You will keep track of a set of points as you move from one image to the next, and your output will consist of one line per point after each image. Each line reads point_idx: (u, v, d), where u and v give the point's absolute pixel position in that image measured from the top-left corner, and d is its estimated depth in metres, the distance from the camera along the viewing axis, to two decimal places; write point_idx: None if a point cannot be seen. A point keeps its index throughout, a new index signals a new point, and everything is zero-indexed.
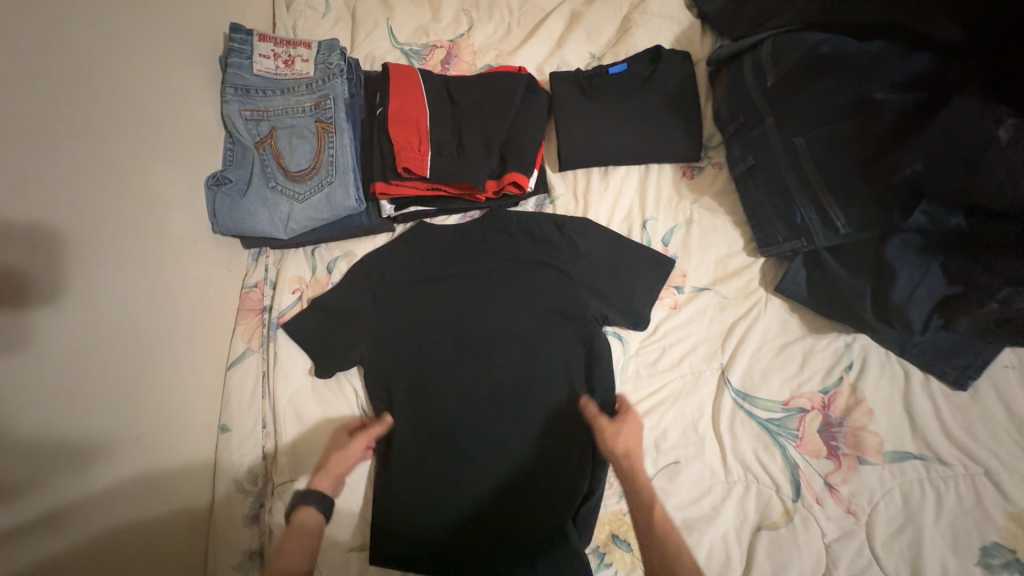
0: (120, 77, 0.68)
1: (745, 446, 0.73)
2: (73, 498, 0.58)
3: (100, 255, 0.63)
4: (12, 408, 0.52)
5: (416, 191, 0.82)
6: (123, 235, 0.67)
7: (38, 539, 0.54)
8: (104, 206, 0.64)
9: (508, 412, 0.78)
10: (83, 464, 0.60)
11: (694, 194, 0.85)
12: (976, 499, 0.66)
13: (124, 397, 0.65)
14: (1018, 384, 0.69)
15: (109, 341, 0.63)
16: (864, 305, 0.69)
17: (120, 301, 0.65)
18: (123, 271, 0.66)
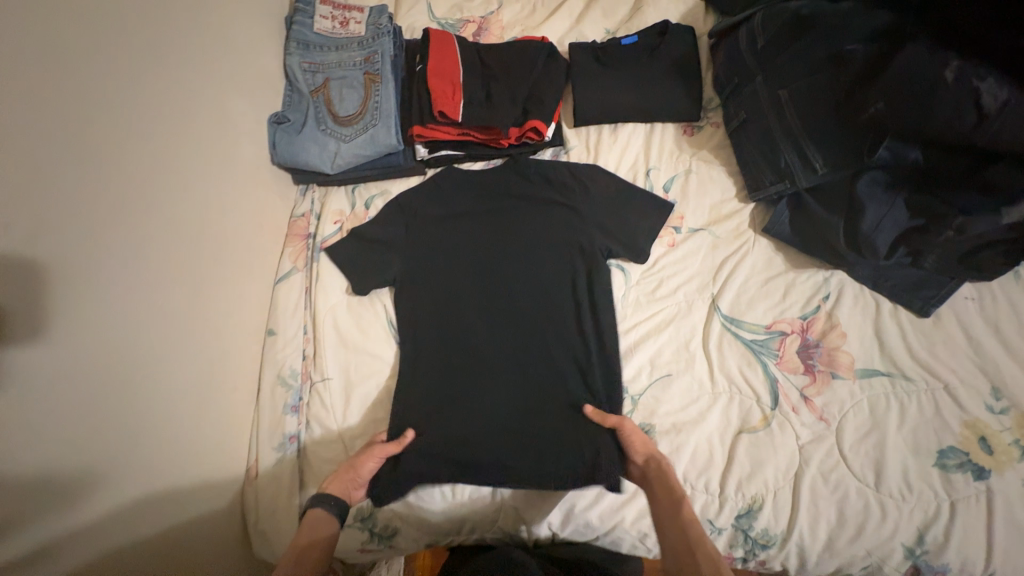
0: (209, 21, 0.82)
1: (731, 362, 0.82)
2: (176, 352, 0.70)
3: (188, 161, 0.76)
4: (137, 261, 0.64)
5: (447, 134, 0.94)
6: (202, 150, 0.79)
7: (150, 377, 0.65)
8: (192, 123, 0.77)
9: (521, 328, 0.88)
10: (183, 327, 0.71)
11: (693, 149, 0.96)
12: (936, 409, 0.74)
13: (199, 282, 0.76)
14: (977, 312, 0.78)
15: (193, 233, 0.75)
16: (838, 236, 0.79)
17: (198, 202, 0.77)
18: (203, 179, 0.79)
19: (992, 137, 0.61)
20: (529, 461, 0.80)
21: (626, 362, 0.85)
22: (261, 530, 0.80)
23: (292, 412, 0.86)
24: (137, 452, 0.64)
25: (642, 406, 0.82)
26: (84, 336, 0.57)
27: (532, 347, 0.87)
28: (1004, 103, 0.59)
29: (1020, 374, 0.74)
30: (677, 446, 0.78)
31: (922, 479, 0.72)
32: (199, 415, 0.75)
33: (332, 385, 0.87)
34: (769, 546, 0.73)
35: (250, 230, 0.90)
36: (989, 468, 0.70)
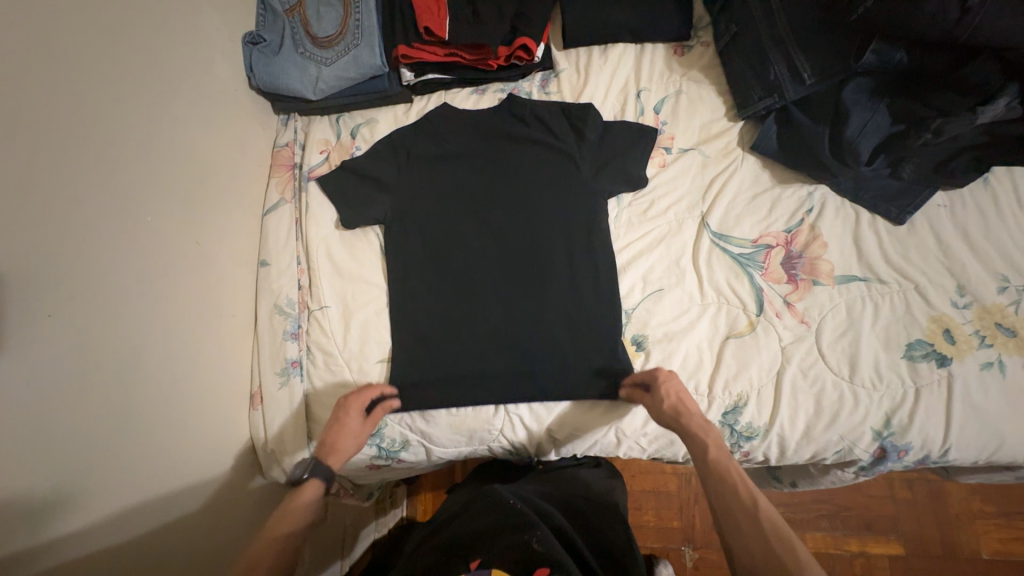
0: None
1: (719, 275, 0.86)
2: (154, 278, 0.69)
3: (159, 81, 0.73)
4: (100, 182, 0.63)
5: (433, 55, 0.91)
6: (172, 69, 0.76)
7: (129, 298, 0.65)
8: (158, 40, 0.74)
9: (516, 252, 0.89)
10: (159, 253, 0.71)
11: (683, 69, 0.95)
12: (906, 308, 0.80)
13: (181, 208, 0.75)
14: (948, 218, 0.82)
15: (169, 157, 0.74)
16: (822, 145, 0.82)
17: (173, 125, 0.75)
18: (176, 100, 0.76)
19: (972, 30, 0.64)
20: (529, 373, 0.84)
21: (624, 285, 0.87)
22: (270, 451, 0.84)
23: (291, 338, 0.86)
24: (136, 365, 0.66)
25: (636, 319, 0.85)
26: (57, 246, 0.57)
27: (528, 270, 0.88)
28: None
29: (983, 272, 0.79)
30: (668, 353, 0.83)
31: (891, 370, 0.78)
32: (195, 339, 0.76)
33: (330, 313, 0.88)
34: (752, 437, 0.79)
35: (234, 158, 0.88)
36: (951, 356, 0.77)
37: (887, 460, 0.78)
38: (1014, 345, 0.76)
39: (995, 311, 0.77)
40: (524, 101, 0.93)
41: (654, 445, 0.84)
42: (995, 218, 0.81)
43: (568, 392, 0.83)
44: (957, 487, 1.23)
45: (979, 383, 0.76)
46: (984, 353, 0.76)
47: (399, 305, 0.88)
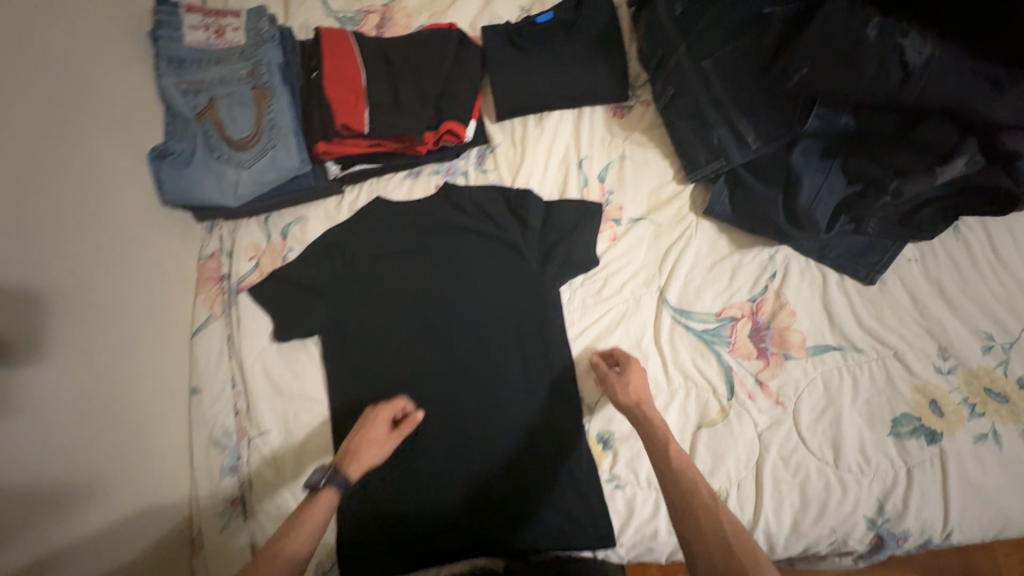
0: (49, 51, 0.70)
1: (684, 356, 0.79)
2: (56, 448, 0.62)
3: (52, 222, 0.67)
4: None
5: (357, 148, 0.85)
6: (68, 202, 0.70)
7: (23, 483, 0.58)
8: (48, 176, 0.67)
9: (468, 352, 0.82)
10: (60, 417, 0.63)
11: (625, 132, 0.90)
12: (887, 377, 0.73)
13: (88, 357, 0.68)
14: (920, 273, 0.77)
15: (69, 304, 0.67)
16: (776, 211, 0.75)
17: (72, 267, 0.68)
18: (74, 238, 0.69)
19: (919, 93, 0.58)
20: (489, 488, 0.77)
21: (582, 373, 0.81)
22: None
23: (230, 473, 0.80)
24: (35, 553, 0.58)
25: (599, 413, 0.79)
26: None
27: (481, 368, 0.82)
28: (928, 58, 0.56)
29: (964, 331, 0.73)
30: (637, 451, 0.76)
31: (878, 450, 0.71)
32: (115, 497, 0.69)
33: (271, 438, 0.81)
34: None
35: (152, 280, 0.81)
36: (941, 431, 0.70)
37: (886, 548, 0.71)
38: (1008, 413, 0.70)
39: (982, 375, 0.71)
40: (460, 187, 0.88)
41: (632, 553, 0.75)
42: (970, 269, 0.76)
43: (534, 502, 0.77)
44: None
45: (975, 458, 0.69)
46: (976, 424, 0.70)
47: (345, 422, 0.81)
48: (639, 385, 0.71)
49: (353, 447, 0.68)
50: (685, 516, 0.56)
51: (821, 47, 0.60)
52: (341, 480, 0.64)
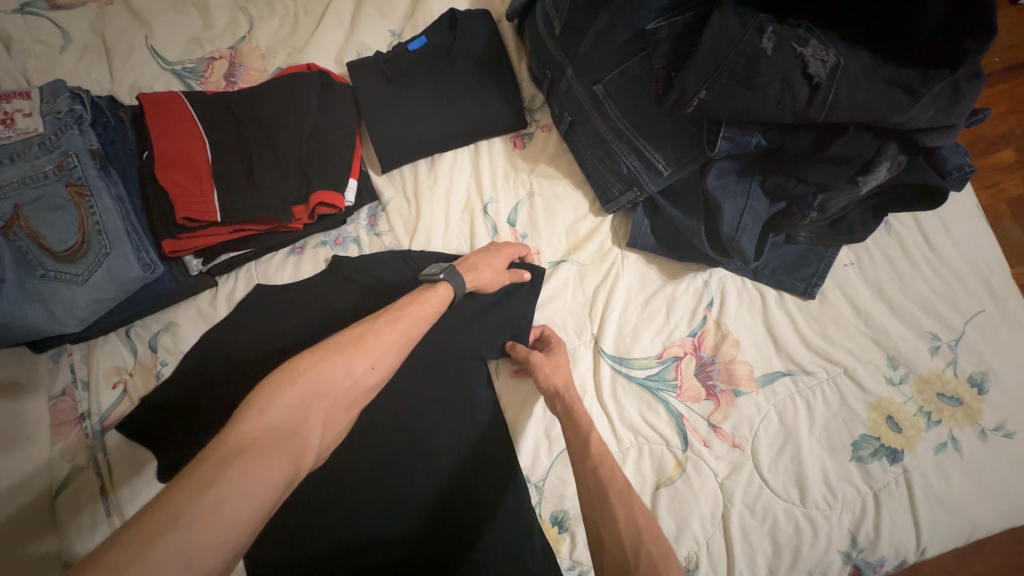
0: None
1: (630, 410, 0.72)
2: None
3: None
4: None
5: (215, 238, 0.71)
6: None
7: None
8: None
9: (407, 456, 0.69)
10: None
11: (530, 165, 0.79)
12: (841, 399, 0.69)
13: None
14: (858, 278, 0.72)
15: None
16: (702, 241, 0.68)
17: None
18: None
19: (828, 109, 0.51)
20: None
21: (525, 446, 0.71)
22: None
23: None
24: None
25: (549, 492, 0.70)
26: None
27: (401, 476, 0.68)
28: (834, 68, 0.50)
29: (911, 335, 0.69)
30: None
31: (842, 479, 0.67)
32: None
33: None
34: None
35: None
36: (902, 447, 0.66)
37: None
38: (963, 415, 0.66)
39: (934, 380, 0.67)
40: (352, 258, 0.76)
41: None
42: (905, 267, 0.72)
43: None
44: None
45: (937, 469, 0.66)
46: (934, 434, 0.66)
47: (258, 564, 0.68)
48: (563, 366, 0.68)
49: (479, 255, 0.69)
50: (607, 544, 0.50)
51: (716, 68, 0.53)
52: (459, 283, 0.65)
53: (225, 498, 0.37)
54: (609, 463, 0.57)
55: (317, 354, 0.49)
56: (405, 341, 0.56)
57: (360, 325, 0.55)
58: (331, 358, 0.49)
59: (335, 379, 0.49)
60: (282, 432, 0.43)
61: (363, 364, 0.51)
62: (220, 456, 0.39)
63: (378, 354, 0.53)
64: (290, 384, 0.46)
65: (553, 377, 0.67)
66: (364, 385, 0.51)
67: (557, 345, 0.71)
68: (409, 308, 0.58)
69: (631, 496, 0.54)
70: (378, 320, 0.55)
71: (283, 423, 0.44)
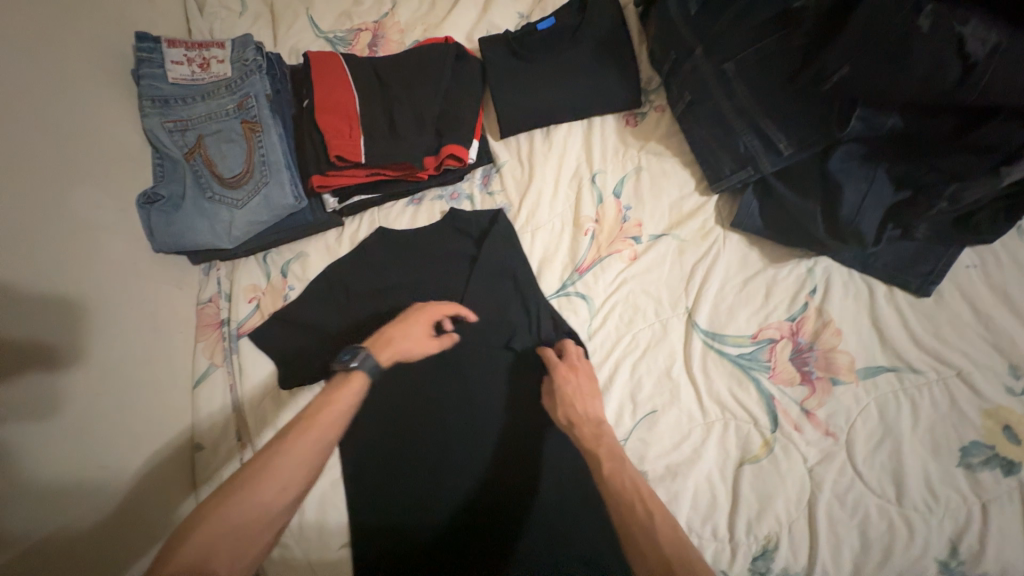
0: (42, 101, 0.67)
1: (719, 385, 0.72)
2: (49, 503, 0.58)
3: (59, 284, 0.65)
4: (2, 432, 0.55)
5: (355, 178, 0.80)
6: (68, 262, 0.67)
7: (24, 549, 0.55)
8: (51, 236, 0.65)
9: (485, 407, 0.75)
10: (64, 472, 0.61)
11: (640, 142, 0.83)
12: (951, 402, 0.66)
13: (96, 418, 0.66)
14: (981, 281, 0.69)
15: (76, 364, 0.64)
16: (816, 223, 0.68)
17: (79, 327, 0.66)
18: (82, 297, 0.67)
19: (979, 93, 0.51)
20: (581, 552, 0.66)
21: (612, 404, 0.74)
22: None
23: None
24: None
25: (630, 453, 0.72)
26: None
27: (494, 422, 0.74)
28: (993, 49, 0.49)
29: None
30: (675, 494, 0.69)
31: (946, 485, 0.64)
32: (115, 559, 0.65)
33: None
34: None
35: (104, 383, 0.68)
36: (1020, 461, 0.62)
37: None
38: None
39: None
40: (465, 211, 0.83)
41: None
42: None
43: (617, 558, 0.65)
44: None
45: None
46: None
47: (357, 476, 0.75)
48: (568, 398, 0.68)
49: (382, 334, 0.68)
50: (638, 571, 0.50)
51: (858, 40, 0.55)
52: (373, 367, 0.62)
53: None
54: (625, 488, 0.57)
55: (218, 499, 0.51)
56: (316, 450, 0.55)
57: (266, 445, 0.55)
58: (231, 494, 0.51)
59: (235, 519, 0.50)
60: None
61: (269, 490, 0.51)
62: None
63: (286, 474, 0.53)
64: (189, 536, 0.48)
65: (569, 402, 0.68)
66: (274, 508, 0.52)
67: (561, 377, 0.70)
68: (320, 415, 0.57)
69: (652, 523, 0.52)
70: (286, 438, 0.55)
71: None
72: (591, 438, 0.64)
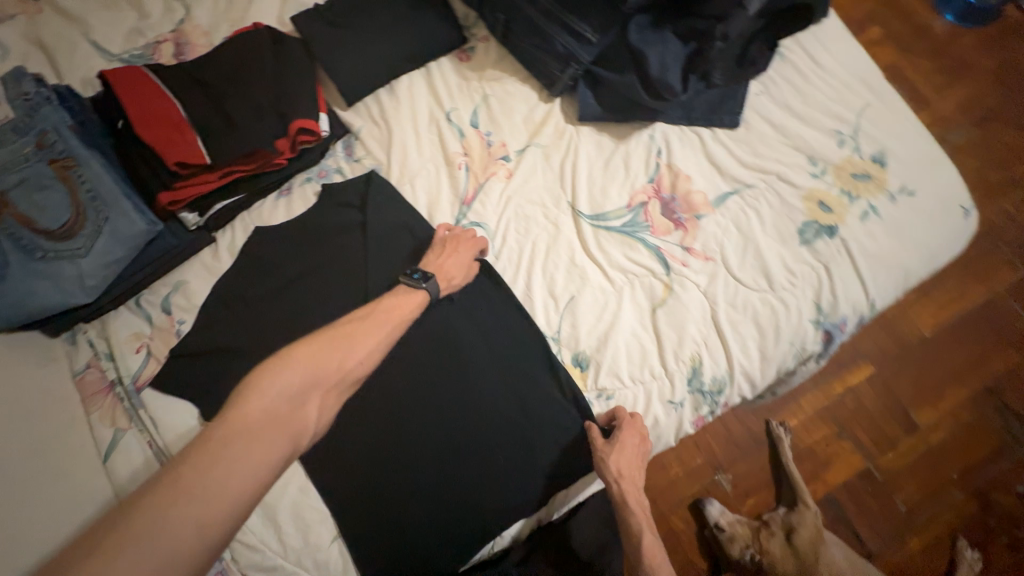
0: None
1: (616, 255, 0.82)
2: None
3: None
4: None
5: (209, 183, 0.76)
6: None
7: None
8: None
9: (427, 354, 0.78)
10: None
11: (478, 73, 0.89)
12: (781, 199, 0.82)
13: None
14: (769, 101, 0.86)
15: None
16: (637, 91, 0.81)
17: None
18: None
19: None
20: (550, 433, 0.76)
21: (538, 305, 0.81)
22: None
23: None
24: None
25: (566, 341, 0.79)
26: None
27: (438, 364, 0.78)
28: None
29: (821, 136, 0.83)
30: (612, 357, 0.78)
31: (799, 261, 0.79)
32: None
33: (250, 522, 0.71)
34: (723, 389, 0.77)
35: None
36: (835, 222, 0.80)
37: (836, 338, 0.80)
38: (875, 186, 0.81)
39: (846, 166, 0.82)
40: (339, 185, 0.83)
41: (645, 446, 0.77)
42: (802, 84, 0.86)
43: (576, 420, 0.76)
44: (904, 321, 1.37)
45: (866, 233, 0.80)
46: (857, 206, 0.80)
47: (324, 469, 0.74)
48: (624, 455, 0.72)
49: (434, 260, 0.76)
50: None
51: None
52: (436, 291, 0.73)
53: (231, 466, 0.48)
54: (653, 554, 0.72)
55: (316, 348, 0.61)
56: (385, 340, 0.66)
57: (350, 322, 0.66)
58: (326, 347, 0.61)
59: (325, 370, 0.60)
60: (279, 414, 0.54)
61: (353, 359, 0.63)
62: (234, 432, 0.51)
63: (364, 350, 0.64)
64: (291, 366, 0.58)
65: (624, 453, 0.72)
66: (351, 377, 0.63)
67: (626, 434, 0.73)
68: (393, 313, 0.69)
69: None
70: (365, 322, 0.66)
71: (282, 408, 0.55)
72: (631, 502, 0.73)
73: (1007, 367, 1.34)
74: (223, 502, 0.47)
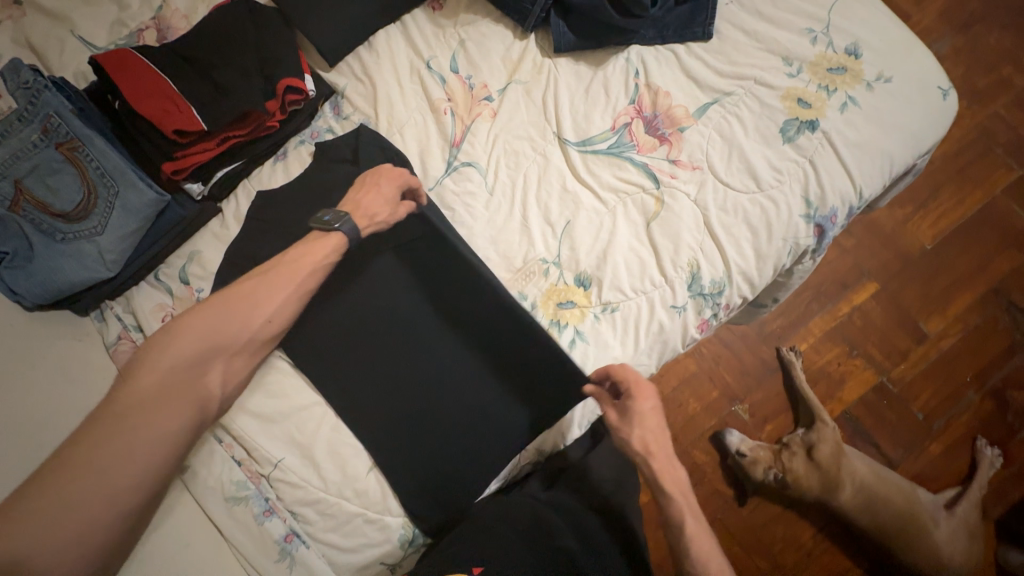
0: None
1: (606, 177, 0.84)
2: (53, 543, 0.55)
3: None
4: None
5: (208, 151, 0.80)
6: None
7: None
8: None
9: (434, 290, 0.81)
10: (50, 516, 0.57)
11: (452, 20, 0.91)
12: (760, 102, 0.83)
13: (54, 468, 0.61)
14: (739, 9, 0.87)
15: None
16: (609, 12, 0.85)
17: None
18: None
19: None
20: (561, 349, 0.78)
21: (536, 234, 0.83)
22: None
23: (268, 517, 0.74)
24: None
25: (567, 264, 0.82)
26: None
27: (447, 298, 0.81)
28: None
29: (793, 36, 0.85)
30: (613, 273, 0.80)
31: (783, 159, 0.81)
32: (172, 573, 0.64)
33: (290, 463, 0.75)
34: (722, 291, 0.80)
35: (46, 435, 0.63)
36: (815, 117, 0.82)
37: (828, 232, 0.82)
38: (850, 78, 0.82)
39: (821, 62, 0.83)
40: (331, 143, 0.85)
41: (655, 353, 0.81)
42: None
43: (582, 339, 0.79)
44: (903, 232, 1.38)
45: (847, 123, 0.81)
46: (836, 98, 0.82)
47: (351, 407, 0.78)
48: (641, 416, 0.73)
49: (353, 198, 0.76)
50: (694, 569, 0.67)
51: None
52: (352, 230, 0.73)
53: (118, 437, 0.57)
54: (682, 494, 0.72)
55: (205, 319, 0.65)
56: (297, 293, 0.71)
57: (249, 282, 0.69)
58: (215, 314, 0.66)
59: (225, 335, 0.66)
60: (176, 382, 0.62)
61: (257, 319, 0.69)
62: (128, 403, 0.59)
63: (269, 311, 0.69)
64: (183, 336, 0.64)
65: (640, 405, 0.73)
66: (256, 339, 0.69)
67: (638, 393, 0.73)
68: (301, 262, 0.71)
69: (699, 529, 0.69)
70: (267, 278, 0.70)
71: (181, 375, 0.63)
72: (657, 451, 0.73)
73: (1012, 268, 1.35)
74: (140, 447, 0.58)
